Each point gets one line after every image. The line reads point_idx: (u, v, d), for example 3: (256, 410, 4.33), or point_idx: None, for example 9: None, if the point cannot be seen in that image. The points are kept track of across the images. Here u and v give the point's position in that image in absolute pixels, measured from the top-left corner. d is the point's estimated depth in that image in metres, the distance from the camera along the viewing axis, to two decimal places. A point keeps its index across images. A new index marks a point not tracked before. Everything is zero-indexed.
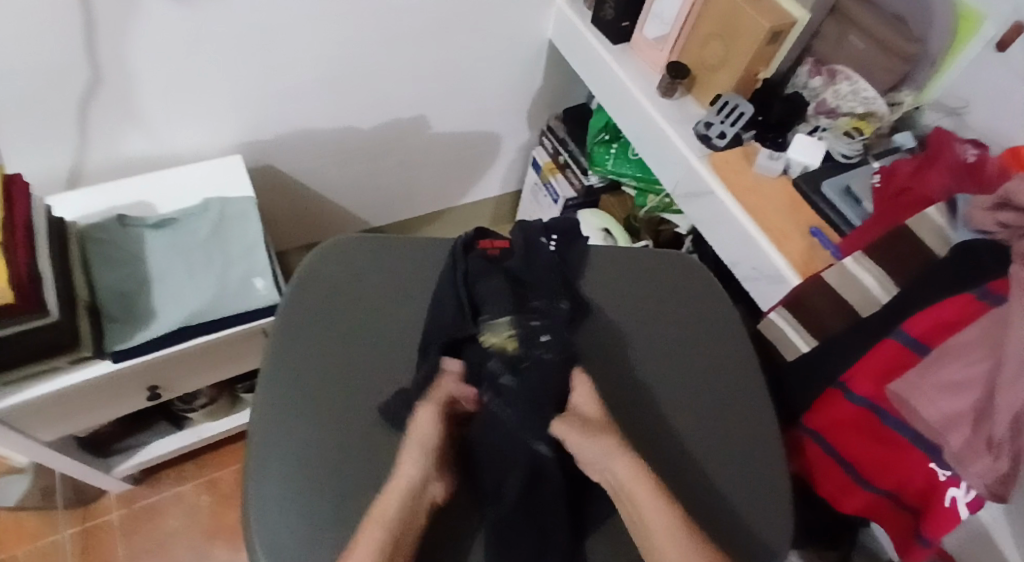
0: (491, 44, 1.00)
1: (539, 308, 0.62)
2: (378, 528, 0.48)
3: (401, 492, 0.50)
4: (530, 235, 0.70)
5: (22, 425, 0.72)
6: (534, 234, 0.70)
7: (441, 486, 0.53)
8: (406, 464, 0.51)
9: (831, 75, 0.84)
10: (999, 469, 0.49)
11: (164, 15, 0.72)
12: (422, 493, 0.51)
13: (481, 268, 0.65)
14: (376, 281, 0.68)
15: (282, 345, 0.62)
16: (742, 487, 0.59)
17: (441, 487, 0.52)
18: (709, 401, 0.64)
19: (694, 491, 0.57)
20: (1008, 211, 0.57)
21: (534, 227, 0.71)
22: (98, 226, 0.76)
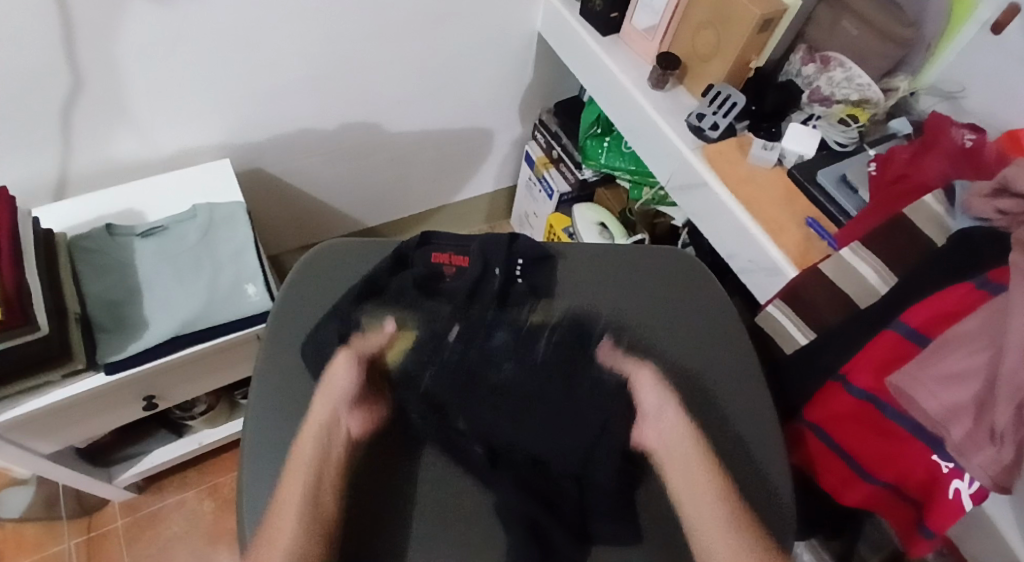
0: (479, 38, 0.99)
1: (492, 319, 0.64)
2: (294, 481, 0.52)
3: (316, 429, 0.55)
4: (485, 250, 0.68)
5: (17, 438, 0.72)
6: (493, 256, 0.68)
7: (356, 422, 0.56)
8: (319, 407, 0.56)
9: (825, 61, 0.82)
10: (1002, 460, 0.49)
11: (145, 18, 0.71)
12: (333, 431, 0.55)
13: (421, 278, 0.66)
14: (340, 311, 0.63)
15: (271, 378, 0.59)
16: None
17: (356, 423, 0.56)
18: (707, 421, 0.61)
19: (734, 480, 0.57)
20: (1006, 198, 0.56)
21: (497, 243, 0.69)
22: (86, 235, 0.76)
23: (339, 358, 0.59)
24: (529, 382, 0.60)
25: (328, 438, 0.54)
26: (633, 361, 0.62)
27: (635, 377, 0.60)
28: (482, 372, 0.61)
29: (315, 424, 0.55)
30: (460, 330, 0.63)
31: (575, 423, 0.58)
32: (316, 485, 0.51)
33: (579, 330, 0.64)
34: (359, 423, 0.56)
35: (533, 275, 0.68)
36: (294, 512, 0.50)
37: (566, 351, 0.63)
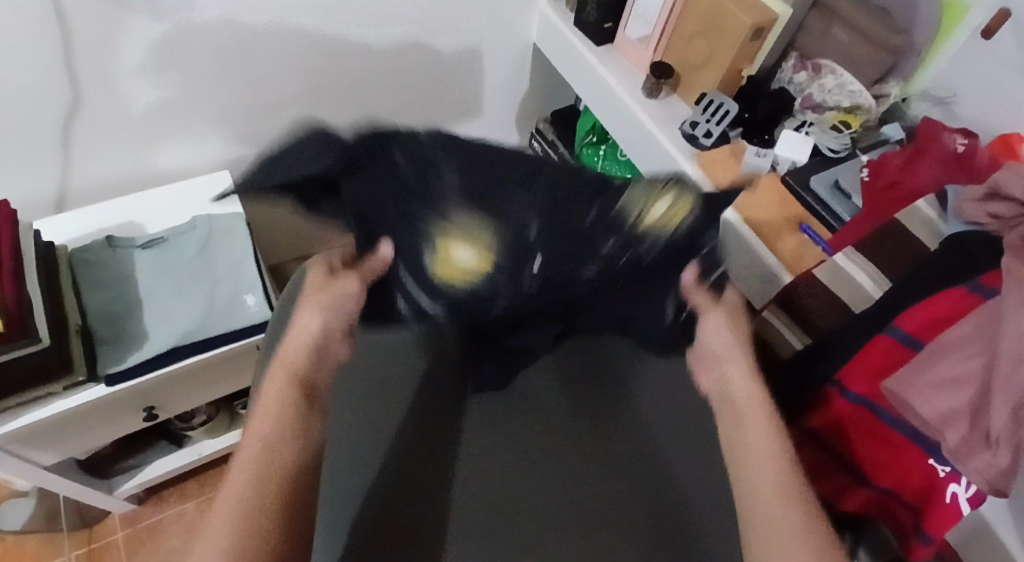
0: (476, 49, 1.00)
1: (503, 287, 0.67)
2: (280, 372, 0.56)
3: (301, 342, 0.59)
4: (584, 173, 0.67)
5: (17, 450, 0.72)
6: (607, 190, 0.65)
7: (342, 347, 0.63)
8: (291, 346, 0.58)
9: (816, 69, 0.83)
10: (997, 465, 0.49)
11: (147, 32, 0.72)
12: (307, 364, 0.58)
13: (492, 168, 0.65)
14: (409, 208, 0.62)
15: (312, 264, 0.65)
16: None
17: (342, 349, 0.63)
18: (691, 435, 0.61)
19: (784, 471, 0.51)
20: (999, 202, 0.57)
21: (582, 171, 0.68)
22: (87, 248, 0.77)
23: (347, 271, 0.63)
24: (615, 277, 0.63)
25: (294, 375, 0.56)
26: (708, 302, 0.63)
27: (706, 314, 0.63)
28: (571, 285, 0.63)
29: (294, 349, 0.58)
30: (544, 257, 0.62)
31: (618, 306, 0.66)
32: (285, 412, 0.53)
33: (688, 241, 0.63)
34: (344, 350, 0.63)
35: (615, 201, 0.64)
36: (258, 435, 0.50)
37: (679, 251, 0.62)
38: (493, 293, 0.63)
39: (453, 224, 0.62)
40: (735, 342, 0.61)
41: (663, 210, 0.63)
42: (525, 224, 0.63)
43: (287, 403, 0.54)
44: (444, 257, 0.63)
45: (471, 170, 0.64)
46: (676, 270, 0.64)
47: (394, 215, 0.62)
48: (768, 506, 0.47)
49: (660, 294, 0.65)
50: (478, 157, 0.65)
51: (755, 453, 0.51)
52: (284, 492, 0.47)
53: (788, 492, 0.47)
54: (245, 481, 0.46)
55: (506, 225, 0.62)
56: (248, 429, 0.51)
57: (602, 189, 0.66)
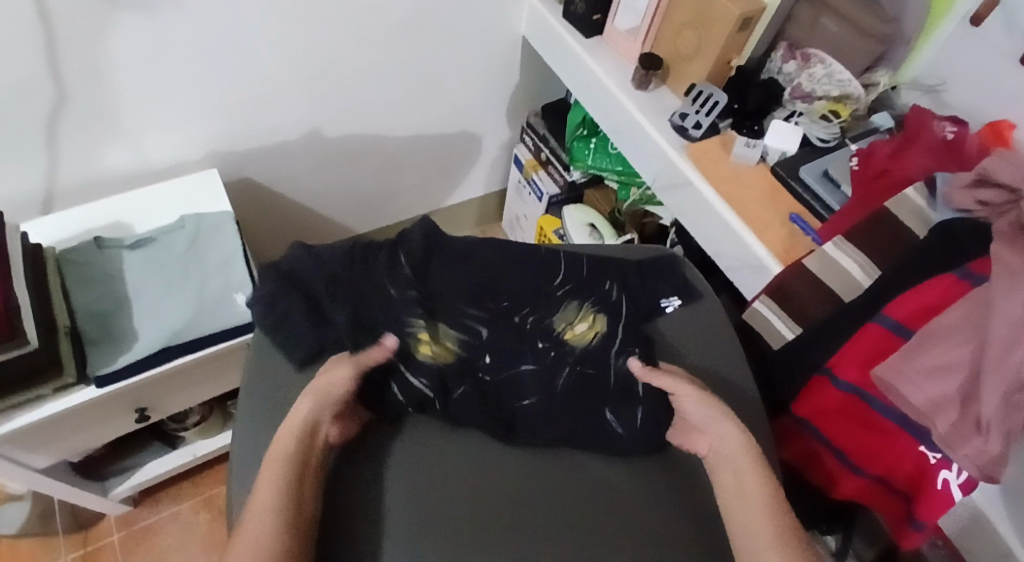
0: (465, 44, 1.00)
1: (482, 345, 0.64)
2: (275, 460, 0.50)
3: (294, 427, 0.53)
4: (545, 260, 0.72)
5: (9, 452, 0.72)
6: (603, 274, 0.72)
7: (335, 428, 0.56)
8: (298, 412, 0.54)
9: (805, 58, 0.83)
10: (989, 451, 0.49)
11: (131, 29, 0.72)
12: (314, 437, 0.53)
13: (491, 280, 0.70)
14: (362, 291, 0.65)
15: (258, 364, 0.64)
16: None
17: (335, 430, 0.56)
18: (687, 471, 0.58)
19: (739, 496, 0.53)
20: (987, 188, 0.57)
21: (559, 264, 0.72)
22: (75, 249, 0.76)
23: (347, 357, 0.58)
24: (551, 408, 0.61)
25: (310, 441, 0.53)
26: (671, 379, 0.59)
27: (677, 395, 0.59)
28: (497, 404, 0.61)
29: (295, 423, 0.53)
30: (489, 333, 0.65)
31: (575, 418, 0.60)
32: (298, 483, 0.50)
33: (597, 356, 0.64)
34: (338, 432, 0.56)
35: (543, 316, 0.67)
36: (270, 509, 0.47)
37: (589, 382, 0.63)
38: (444, 372, 0.61)
39: (435, 322, 0.64)
40: (703, 405, 0.57)
41: (580, 330, 0.66)
42: (475, 328, 0.65)
43: (298, 476, 0.50)
44: (429, 338, 0.63)
45: (430, 274, 0.69)
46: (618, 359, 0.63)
47: (360, 293, 0.64)
48: (759, 530, 0.49)
49: (604, 398, 0.61)
50: (469, 259, 0.71)
51: (741, 476, 0.53)
52: None
53: (764, 518, 0.49)
54: (254, 561, 0.44)
55: (446, 314, 0.66)
56: (256, 499, 0.48)
57: (537, 300, 0.69)
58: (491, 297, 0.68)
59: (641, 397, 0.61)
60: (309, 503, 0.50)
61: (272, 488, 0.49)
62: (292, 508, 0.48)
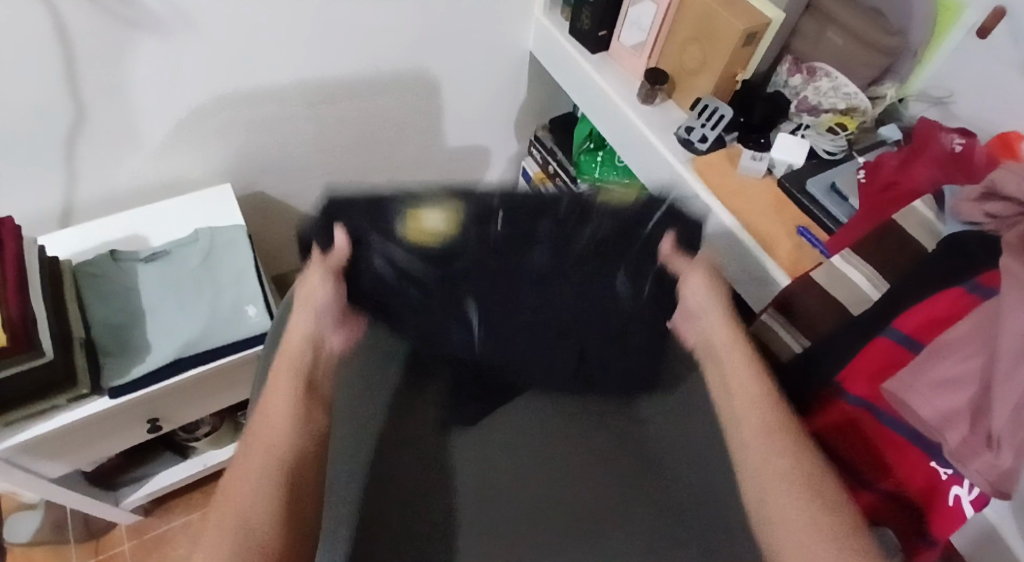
0: (473, 59, 1.01)
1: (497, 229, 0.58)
2: (281, 373, 0.53)
3: (296, 343, 0.55)
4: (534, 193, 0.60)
5: (24, 461, 0.73)
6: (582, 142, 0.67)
7: (338, 336, 0.59)
8: (295, 324, 0.56)
9: (811, 72, 0.83)
10: (999, 465, 0.48)
11: (147, 48, 0.74)
12: (315, 352, 0.56)
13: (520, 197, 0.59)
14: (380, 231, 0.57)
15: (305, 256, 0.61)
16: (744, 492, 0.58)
17: (339, 337, 0.59)
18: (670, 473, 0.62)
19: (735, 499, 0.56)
20: (996, 201, 0.58)
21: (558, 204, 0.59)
22: (91, 262, 0.78)
23: (314, 268, 0.56)
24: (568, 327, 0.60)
25: (310, 363, 0.55)
26: (689, 263, 0.60)
27: (687, 279, 0.60)
28: (508, 264, 0.58)
29: (298, 335, 0.56)
30: (506, 218, 0.58)
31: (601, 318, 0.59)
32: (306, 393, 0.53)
33: (626, 224, 0.59)
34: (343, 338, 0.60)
35: (586, 218, 0.59)
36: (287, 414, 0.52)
37: (615, 245, 0.59)
38: (458, 248, 0.58)
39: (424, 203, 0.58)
40: (709, 294, 0.59)
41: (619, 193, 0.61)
42: (490, 207, 0.59)
43: (306, 390, 0.54)
44: (413, 220, 0.57)
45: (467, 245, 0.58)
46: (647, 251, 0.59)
47: (364, 214, 0.57)
48: (778, 495, 0.48)
49: (617, 260, 0.59)
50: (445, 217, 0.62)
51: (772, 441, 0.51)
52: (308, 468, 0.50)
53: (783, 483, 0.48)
54: (275, 459, 0.49)
55: (473, 199, 0.59)
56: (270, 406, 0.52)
57: (536, 209, 0.59)
58: (494, 208, 0.58)
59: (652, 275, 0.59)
60: (322, 397, 0.55)
61: (286, 400, 0.52)
62: (304, 414, 0.52)
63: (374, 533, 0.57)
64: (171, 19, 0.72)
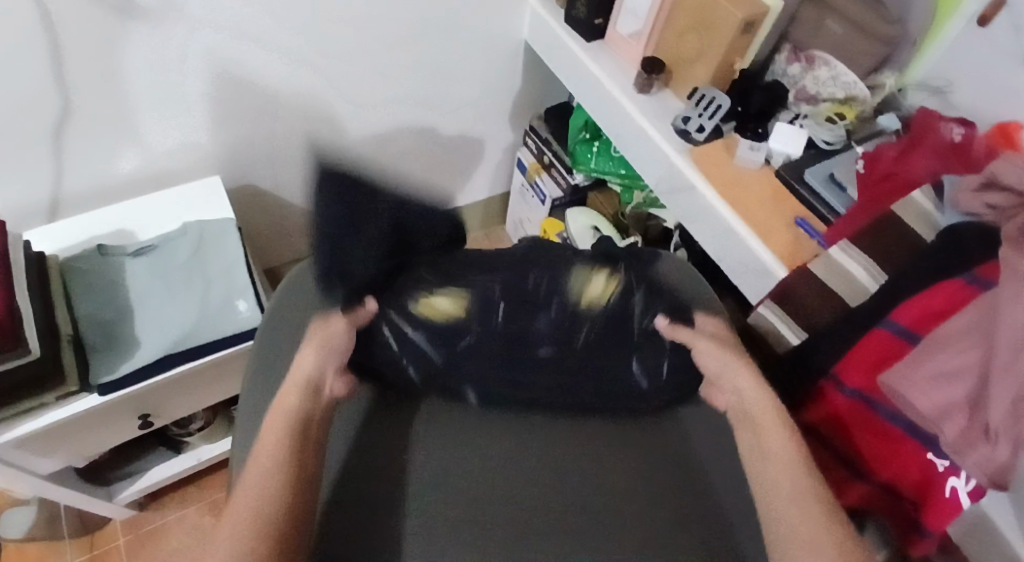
0: (466, 48, 1.00)
1: (503, 300, 0.63)
2: (279, 412, 0.53)
3: (298, 384, 0.54)
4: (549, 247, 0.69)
5: (13, 459, 0.72)
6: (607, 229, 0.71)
7: (338, 383, 0.57)
8: (300, 366, 0.56)
9: (809, 61, 0.82)
10: (996, 459, 0.48)
11: (132, 38, 0.72)
12: (318, 396, 0.55)
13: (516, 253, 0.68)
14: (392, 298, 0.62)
15: (301, 270, 0.68)
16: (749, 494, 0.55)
17: (340, 385, 0.57)
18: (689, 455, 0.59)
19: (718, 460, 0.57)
20: (995, 192, 0.57)
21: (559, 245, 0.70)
22: (79, 256, 0.76)
23: (338, 315, 0.59)
24: (564, 352, 0.62)
25: (311, 397, 0.54)
26: (691, 332, 0.62)
27: (697, 348, 0.61)
28: (514, 352, 0.62)
29: (298, 380, 0.55)
30: (506, 309, 0.63)
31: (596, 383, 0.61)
32: (298, 448, 0.50)
33: (619, 318, 0.63)
34: (343, 385, 0.58)
35: (559, 284, 0.64)
36: (271, 467, 0.48)
37: (614, 322, 0.63)
38: (464, 328, 0.62)
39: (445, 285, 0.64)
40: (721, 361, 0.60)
41: (597, 283, 0.64)
42: (489, 288, 0.64)
43: (298, 439, 0.51)
44: (426, 300, 0.63)
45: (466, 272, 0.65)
46: (645, 320, 0.63)
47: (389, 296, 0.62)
48: (783, 488, 0.50)
49: (630, 346, 0.62)
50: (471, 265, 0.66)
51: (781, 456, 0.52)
52: (288, 529, 0.46)
53: (789, 472, 0.50)
54: (258, 509, 0.46)
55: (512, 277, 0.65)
56: (252, 464, 0.49)
57: (550, 266, 0.66)
58: (497, 270, 0.66)
59: (665, 345, 0.62)
60: (315, 448, 0.52)
61: (270, 455, 0.49)
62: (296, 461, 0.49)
63: (347, 505, 0.52)
64: (156, 8, 0.70)
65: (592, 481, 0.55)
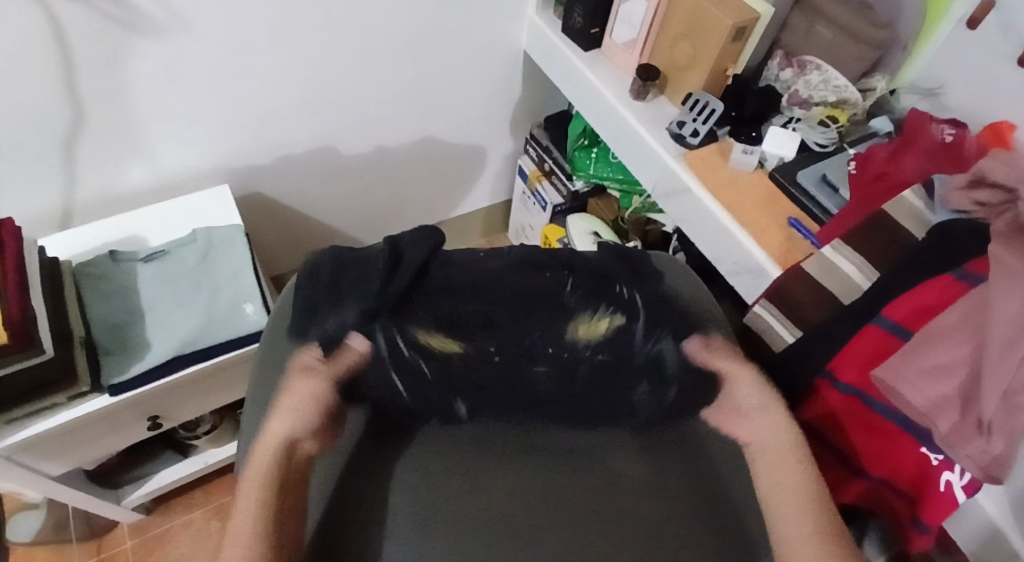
0: (467, 59, 1.02)
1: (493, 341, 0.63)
2: (256, 466, 0.50)
3: (275, 438, 0.52)
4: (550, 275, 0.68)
5: (25, 459, 0.74)
6: (611, 274, 0.69)
7: (315, 441, 0.54)
8: (272, 429, 0.52)
9: (801, 66, 0.84)
10: (991, 451, 0.49)
11: (143, 51, 0.75)
12: (293, 454, 0.52)
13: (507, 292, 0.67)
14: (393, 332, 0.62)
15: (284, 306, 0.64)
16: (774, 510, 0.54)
17: (317, 443, 0.54)
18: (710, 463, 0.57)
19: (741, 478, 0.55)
20: (983, 189, 0.57)
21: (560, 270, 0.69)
22: (91, 262, 0.79)
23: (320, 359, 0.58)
24: (561, 384, 0.62)
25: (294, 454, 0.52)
26: (734, 364, 0.59)
27: (734, 381, 0.59)
28: (513, 371, 0.63)
29: (277, 432, 0.52)
30: (500, 354, 0.63)
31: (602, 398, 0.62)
32: (280, 500, 0.48)
33: (617, 346, 0.63)
34: (318, 443, 0.54)
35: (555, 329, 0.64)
36: (253, 521, 0.46)
37: (618, 361, 0.62)
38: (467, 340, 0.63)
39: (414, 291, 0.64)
40: (760, 397, 0.57)
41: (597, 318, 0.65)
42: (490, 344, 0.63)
43: (278, 496, 0.49)
44: (430, 335, 0.63)
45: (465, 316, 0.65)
46: (661, 355, 0.62)
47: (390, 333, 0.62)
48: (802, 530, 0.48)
49: (633, 375, 0.62)
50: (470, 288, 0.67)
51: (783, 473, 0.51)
52: None
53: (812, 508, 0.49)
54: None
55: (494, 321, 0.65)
56: (235, 509, 0.47)
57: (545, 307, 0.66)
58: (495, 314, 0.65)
59: (672, 375, 0.61)
60: (295, 504, 0.50)
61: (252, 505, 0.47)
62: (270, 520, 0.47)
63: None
64: (165, 19, 0.73)
65: (599, 525, 0.54)
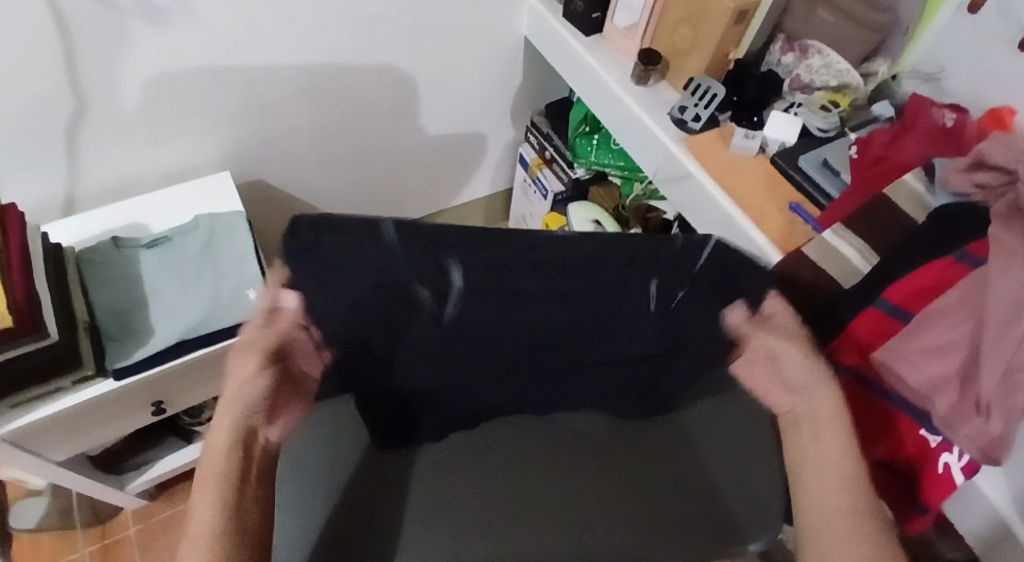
0: (468, 47, 1.02)
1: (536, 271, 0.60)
2: (207, 478, 0.45)
3: (222, 442, 0.47)
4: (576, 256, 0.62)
5: (30, 445, 0.74)
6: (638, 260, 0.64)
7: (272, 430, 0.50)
8: (218, 428, 0.47)
9: (803, 50, 0.84)
10: (989, 432, 0.48)
11: (147, 39, 0.75)
12: (249, 446, 0.48)
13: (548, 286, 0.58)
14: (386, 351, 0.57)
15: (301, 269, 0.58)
16: (745, 486, 0.61)
17: (275, 430, 0.51)
18: (695, 454, 0.64)
19: (726, 478, 0.62)
20: (983, 171, 0.57)
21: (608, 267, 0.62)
22: (94, 249, 0.79)
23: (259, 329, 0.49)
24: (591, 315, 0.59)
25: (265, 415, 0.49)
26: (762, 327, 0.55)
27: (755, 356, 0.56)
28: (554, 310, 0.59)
29: (225, 430, 0.47)
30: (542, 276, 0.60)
31: (614, 384, 0.63)
32: (236, 502, 0.45)
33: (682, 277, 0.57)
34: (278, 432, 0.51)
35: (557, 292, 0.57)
36: (212, 519, 0.44)
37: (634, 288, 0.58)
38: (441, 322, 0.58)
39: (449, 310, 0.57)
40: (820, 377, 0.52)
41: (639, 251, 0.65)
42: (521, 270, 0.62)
43: (235, 493, 0.46)
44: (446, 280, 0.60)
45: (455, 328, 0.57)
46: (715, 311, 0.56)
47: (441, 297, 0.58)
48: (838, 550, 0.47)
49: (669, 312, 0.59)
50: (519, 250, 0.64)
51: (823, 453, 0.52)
52: None
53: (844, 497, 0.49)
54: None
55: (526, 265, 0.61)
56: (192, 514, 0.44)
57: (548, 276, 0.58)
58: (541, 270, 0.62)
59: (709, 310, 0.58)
60: (255, 505, 0.47)
61: (210, 520, 0.44)
62: (236, 526, 0.44)
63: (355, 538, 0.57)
64: (165, 8, 0.73)
65: (585, 486, 0.62)
